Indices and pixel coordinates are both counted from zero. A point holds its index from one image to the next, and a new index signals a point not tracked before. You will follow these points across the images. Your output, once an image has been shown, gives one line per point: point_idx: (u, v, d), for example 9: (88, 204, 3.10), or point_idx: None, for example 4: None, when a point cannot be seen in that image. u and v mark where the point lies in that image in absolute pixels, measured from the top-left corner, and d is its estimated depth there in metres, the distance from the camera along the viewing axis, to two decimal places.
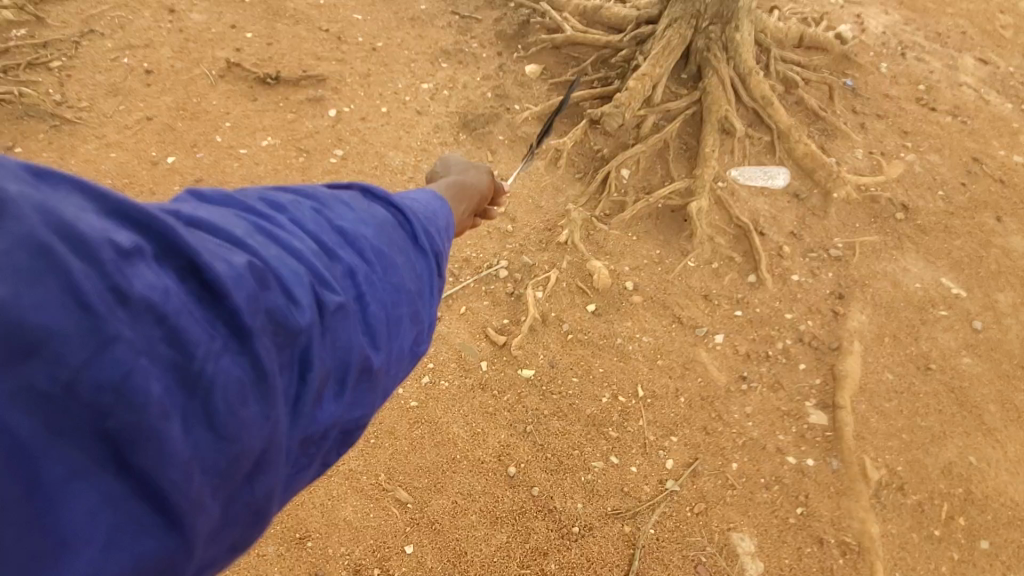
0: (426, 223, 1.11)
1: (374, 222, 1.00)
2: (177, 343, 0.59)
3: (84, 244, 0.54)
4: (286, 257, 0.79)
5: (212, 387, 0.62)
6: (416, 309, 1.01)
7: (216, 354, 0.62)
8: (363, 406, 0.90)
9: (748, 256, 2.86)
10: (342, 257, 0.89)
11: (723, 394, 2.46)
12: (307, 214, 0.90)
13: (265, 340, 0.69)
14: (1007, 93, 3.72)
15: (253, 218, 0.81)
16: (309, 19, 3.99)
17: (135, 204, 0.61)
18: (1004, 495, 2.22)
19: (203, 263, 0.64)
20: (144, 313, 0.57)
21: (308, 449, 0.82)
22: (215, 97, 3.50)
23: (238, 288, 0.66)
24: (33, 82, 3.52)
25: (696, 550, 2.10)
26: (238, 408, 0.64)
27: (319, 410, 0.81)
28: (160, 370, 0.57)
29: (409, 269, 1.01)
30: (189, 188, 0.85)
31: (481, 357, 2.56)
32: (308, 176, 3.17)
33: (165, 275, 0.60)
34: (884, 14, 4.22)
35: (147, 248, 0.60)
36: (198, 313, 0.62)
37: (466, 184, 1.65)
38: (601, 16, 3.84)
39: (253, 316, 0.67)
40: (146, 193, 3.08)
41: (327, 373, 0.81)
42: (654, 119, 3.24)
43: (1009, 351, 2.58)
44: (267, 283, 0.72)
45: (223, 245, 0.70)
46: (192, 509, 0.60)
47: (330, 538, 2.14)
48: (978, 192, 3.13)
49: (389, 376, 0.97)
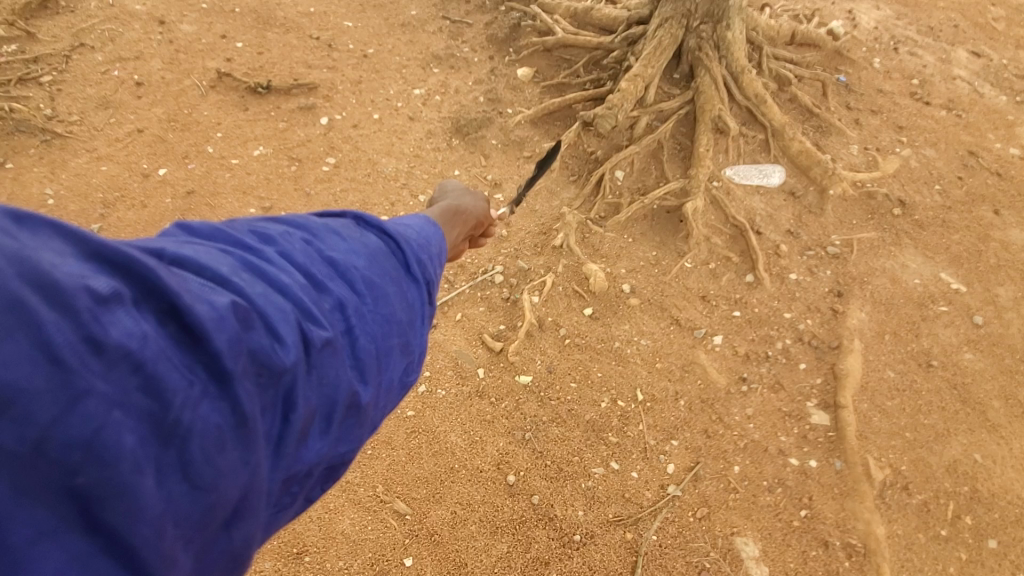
0: (418, 251, 1.09)
1: (364, 251, 0.97)
2: (154, 393, 0.56)
3: (60, 293, 0.50)
4: (273, 293, 0.76)
5: (189, 437, 0.58)
6: (406, 339, 0.99)
7: (195, 401, 0.59)
8: (350, 441, 0.88)
9: (745, 255, 2.83)
10: (331, 290, 0.87)
11: (723, 396, 2.43)
12: (296, 245, 0.88)
13: (248, 383, 0.66)
14: (1001, 85, 3.71)
15: (240, 253, 0.79)
16: (299, 28, 3.98)
17: (116, 245, 0.58)
18: (1011, 492, 2.18)
19: (185, 305, 0.60)
20: (120, 362, 0.53)
21: (291, 488, 0.80)
22: (206, 108, 3.48)
23: (221, 331, 0.63)
24: (24, 97, 3.50)
25: (699, 556, 2.07)
26: (215, 456, 0.61)
27: (302, 449, 0.78)
28: (135, 421, 0.54)
29: (401, 299, 0.98)
30: (177, 221, 0.83)
31: (478, 364, 2.54)
32: (301, 185, 3.15)
33: (144, 319, 0.57)
34: (875, 9, 4.21)
35: (127, 293, 0.56)
36: (177, 359, 0.59)
37: (461, 210, 1.63)
38: (591, 18, 3.81)
39: (235, 360, 0.64)
40: (138, 206, 3.05)
41: (313, 412, 0.78)
42: (647, 120, 3.22)
43: (1011, 345, 2.55)
44: (252, 323, 0.69)
45: (206, 284, 0.67)
46: (163, 565, 0.57)
47: (328, 552, 2.10)
48: (975, 185, 3.11)
49: (377, 410, 0.95)
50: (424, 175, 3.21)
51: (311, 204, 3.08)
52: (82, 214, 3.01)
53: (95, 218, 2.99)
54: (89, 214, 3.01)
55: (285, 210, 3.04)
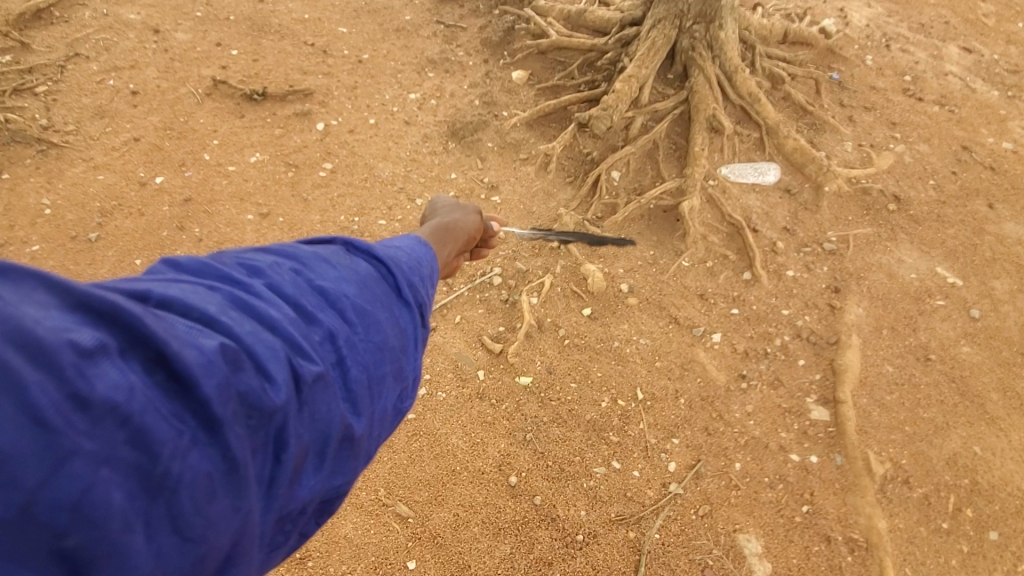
0: (409, 273, 1.10)
1: (354, 278, 0.98)
2: (142, 445, 0.55)
3: (42, 351, 0.50)
4: (262, 330, 0.76)
5: (178, 488, 0.58)
6: (399, 365, 0.99)
7: (184, 450, 0.58)
8: (344, 474, 0.88)
9: (742, 253, 2.84)
10: (321, 320, 0.87)
11: (723, 393, 2.43)
12: (285, 277, 0.88)
13: (238, 428, 0.65)
14: (993, 81, 3.73)
15: (228, 288, 0.78)
16: (294, 35, 3.99)
17: (101, 294, 0.57)
18: (1011, 484, 2.19)
19: (173, 351, 0.60)
20: (106, 416, 0.53)
21: (284, 525, 0.80)
22: (202, 115, 3.48)
23: (210, 376, 0.62)
24: (18, 107, 3.49)
25: (702, 554, 2.07)
26: (205, 506, 0.60)
27: (296, 488, 0.78)
28: (122, 476, 0.53)
29: (393, 324, 0.99)
30: (164, 257, 0.83)
31: (478, 366, 2.54)
32: (299, 191, 3.16)
33: (131, 370, 0.56)
34: (867, 7, 4.23)
35: (112, 343, 0.56)
36: (164, 409, 0.58)
37: (451, 226, 1.63)
38: (585, 20, 3.84)
39: (225, 406, 0.63)
40: (135, 214, 3.06)
41: (306, 448, 0.78)
42: (642, 120, 3.23)
43: (1008, 338, 2.56)
44: (241, 364, 0.68)
45: (193, 327, 0.66)
46: None
47: (331, 556, 2.10)
48: (969, 180, 3.12)
49: (372, 439, 0.95)
50: (421, 179, 3.22)
51: (308, 210, 3.09)
52: (79, 223, 3.01)
53: (93, 227, 2.99)
54: (87, 223, 3.01)
55: (283, 216, 3.05)
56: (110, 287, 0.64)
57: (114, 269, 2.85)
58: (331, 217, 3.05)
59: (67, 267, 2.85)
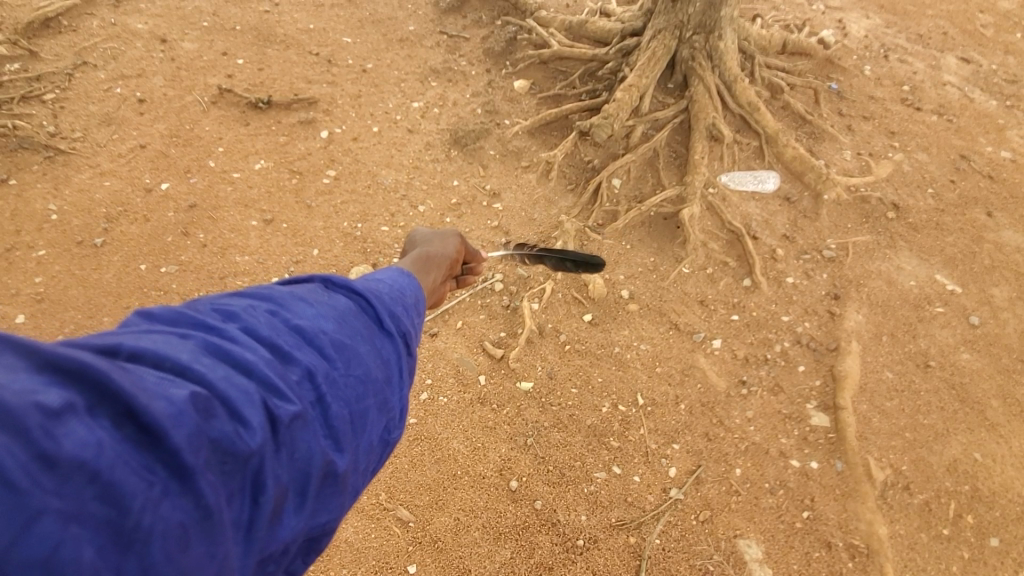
0: (390, 305, 1.13)
1: (332, 314, 1.00)
2: (112, 499, 0.54)
3: (6, 415, 0.49)
4: (236, 374, 0.76)
5: (149, 540, 0.57)
6: (383, 397, 1.01)
7: (155, 502, 0.58)
8: (329, 510, 0.88)
9: (742, 259, 2.86)
10: (300, 359, 0.88)
11: (723, 399, 2.44)
12: (261, 319, 0.89)
13: (210, 474, 0.65)
14: (991, 90, 3.77)
15: (201, 333, 0.79)
16: (299, 44, 4.04)
17: (70, 353, 0.57)
18: (1012, 490, 2.19)
19: (143, 404, 0.59)
20: (74, 474, 0.52)
21: (268, 567, 0.79)
22: (208, 123, 3.52)
23: (180, 426, 0.62)
24: (27, 114, 3.53)
25: (703, 559, 2.07)
26: (178, 556, 0.59)
27: (277, 528, 0.77)
28: (92, 531, 0.52)
29: (374, 356, 1.01)
30: (138, 308, 0.83)
31: (480, 372, 2.56)
32: (303, 198, 3.19)
33: (100, 426, 0.56)
34: (865, 18, 4.29)
35: (80, 402, 0.56)
36: (135, 461, 0.57)
37: (432, 255, 1.65)
38: (586, 30, 3.85)
39: (196, 454, 0.63)
40: (140, 220, 3.09)
41: (285, 489, 0.78)
42: (643, 129, 3.27)
43: (1007, 344, 2.57)
44: (213, 411, 0.68)
45: (164, 377, 0.66)
46: None
47: (331, 560, 2.10)
48: (967, 188, 3.15)
49: (356, 474, 0.95)
50: (423, 186, 3.25)
51: (312, 216, 3.12)
52: (85, 228, 3.05)
53: (99, 232, 3.03)
54: (93, 229, 3.05)
55: (287, 222, 3.09)
56: (79, 343, 0.64)
57: (119, 274, 2.88)
58: (334, 223, 3.09)
59: (72, 271, 2.88)
